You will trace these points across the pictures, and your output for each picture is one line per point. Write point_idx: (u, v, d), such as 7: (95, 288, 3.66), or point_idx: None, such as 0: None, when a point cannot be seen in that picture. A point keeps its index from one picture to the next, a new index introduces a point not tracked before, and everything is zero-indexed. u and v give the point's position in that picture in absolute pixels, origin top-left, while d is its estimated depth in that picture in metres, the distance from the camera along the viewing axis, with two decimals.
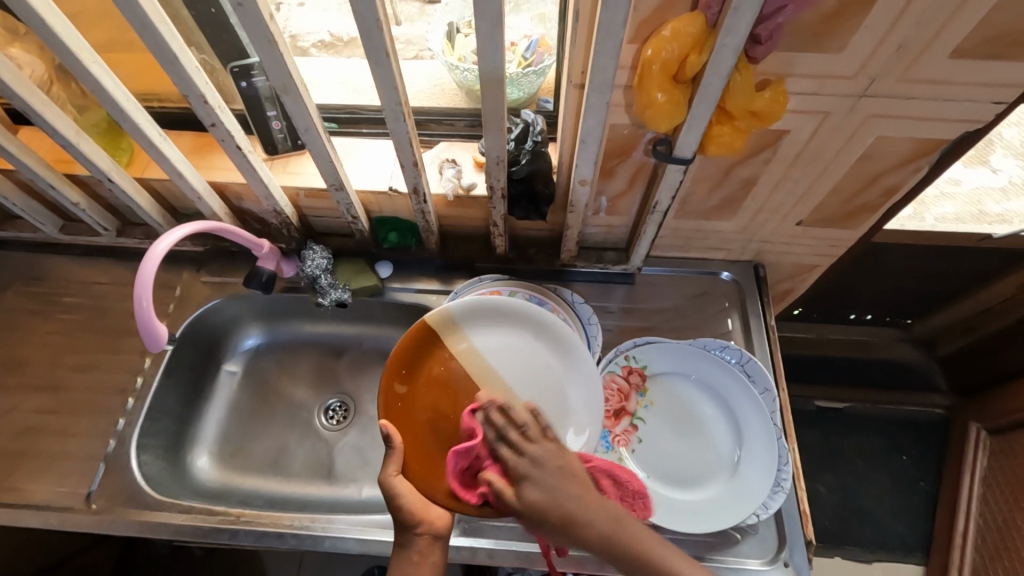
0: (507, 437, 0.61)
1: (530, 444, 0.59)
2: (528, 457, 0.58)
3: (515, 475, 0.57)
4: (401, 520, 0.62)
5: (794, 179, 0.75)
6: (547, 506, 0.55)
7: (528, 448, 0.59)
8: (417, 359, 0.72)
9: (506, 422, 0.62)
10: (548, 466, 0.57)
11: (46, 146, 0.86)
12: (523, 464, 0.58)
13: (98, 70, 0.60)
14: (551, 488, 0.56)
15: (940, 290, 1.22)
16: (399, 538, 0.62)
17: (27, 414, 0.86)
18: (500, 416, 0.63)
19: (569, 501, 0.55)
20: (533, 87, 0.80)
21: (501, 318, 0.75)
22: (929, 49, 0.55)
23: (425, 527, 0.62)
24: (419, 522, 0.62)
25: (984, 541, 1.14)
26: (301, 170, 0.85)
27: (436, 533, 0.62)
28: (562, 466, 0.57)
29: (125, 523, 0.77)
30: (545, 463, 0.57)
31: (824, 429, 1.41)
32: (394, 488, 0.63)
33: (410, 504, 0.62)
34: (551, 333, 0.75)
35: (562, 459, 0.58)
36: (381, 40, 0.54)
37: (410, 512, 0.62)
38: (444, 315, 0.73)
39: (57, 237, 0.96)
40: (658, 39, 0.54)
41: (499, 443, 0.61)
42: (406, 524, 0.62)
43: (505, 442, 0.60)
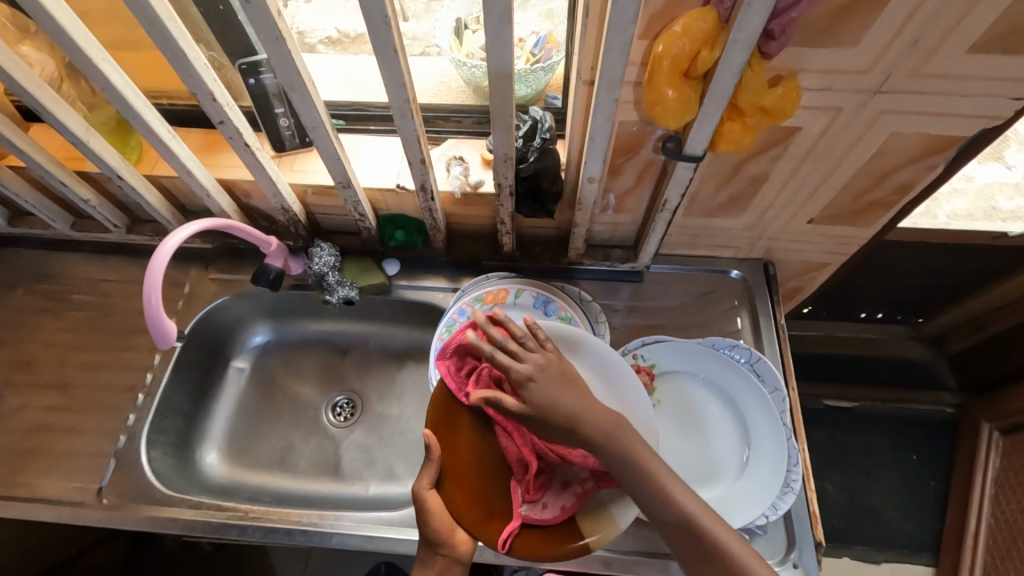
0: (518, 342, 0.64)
1: (533, 352, 0.64)
2: (529, 364, 0.63)
3: (517, 381, 0.62)
4: (428, 537, 0.66)
5: (805, 177, 0.74)
6: (549, 409, 0.61)
7: (528, 356, 0.63)
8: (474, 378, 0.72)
9: (524, 334, 0.65)
10: (549, 372, 0.62)
11: (56, 144, 0.86)
12: (528, 372, 0.62)
13: (107, 67, 0.60)
14: (550, 388, 0.62)
15: (952, 288, 1.20)
16: (424, 551, 0.67)
17: (40, 410, 0.87)
18: (501, 329, 0.66)
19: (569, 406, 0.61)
20: (541, 83, 0.80)
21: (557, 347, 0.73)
22: (946, 44, 0.54)
23: (449, 550, 0.65)
24: (444, 543, 0.66)
25: (995, 542, 1.13)
26: (307, 168, 0.85)
27: (457, 556, 0.66)
28: (563, 372, 0.63)
29: (135, 518, 0.78)
30: (547, 369, 0.63)
31: (832, 428, 1.40)
32: (425, 503, 0.66)
33: (436, 525, 0.66)
34: (595, 358, 0.73)
35: (561, 369, 0.63)
36: (389, 37, 0.53)
37: (437, 533, 0.66)
38: None
39: (67, 234, 0.97)
40: (669, 35, 0.53)
41: (496, 353, 0.64)
42: (432, 541, 0.66)
43: (506, 350, 0.64)
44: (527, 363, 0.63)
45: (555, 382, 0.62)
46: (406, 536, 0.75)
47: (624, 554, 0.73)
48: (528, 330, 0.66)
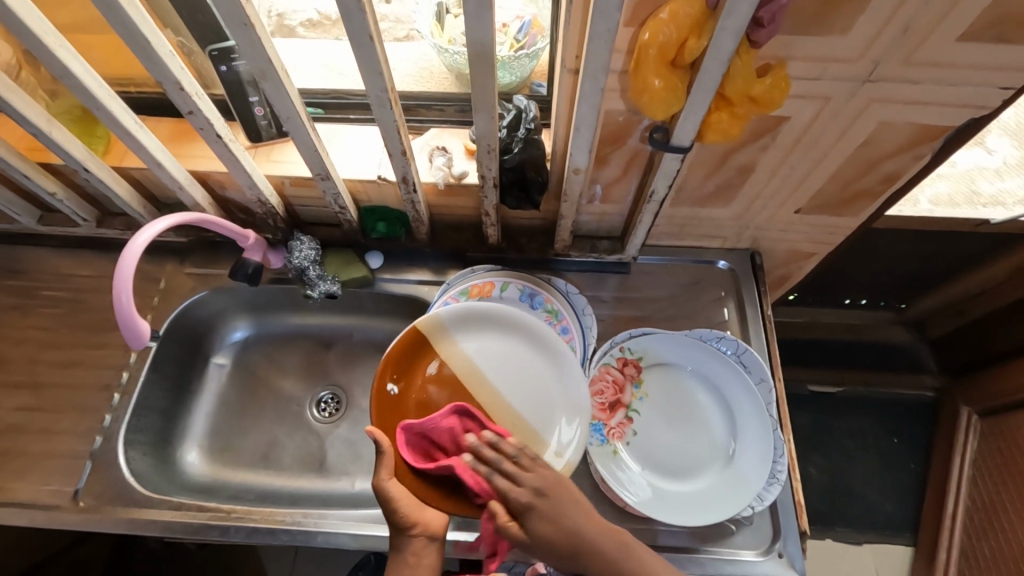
0: (504, 460, 0.64)
1: (532, 472, 0.63)
2: (526, 488, 0.62)
3: (520, 507, 0.61)
4: (397, 522, 0.64)
5: (794, 166, 0.73)
6: (554, 536, 0.60)
7: (526, 478, 0.62)
8: (408, 362, 0.75)
9: (517, 450, 0.64)
10: (549, 498, 0.61)
11: (16, 135, 0.82)
12: (526, 494, 0.61)
13: (65, 55, 0.57)
14: (554, 517, 0.60)
15: (935, 274, 1.21)
16: (395, 538, 0.66)
17: (10, 411, 0.84)
18: (491, 448, 0.65)
19: (577, 527, 0.61)
20: (526, 70, 0.77)
21: (483, 326, 0.76)
22: (937, 31, 0.53)
23: (421, 529, 0.65)
24: (414, 524, 0.65)
25: (973, 522, 1.16)
26: (284, 158, 0.83)
27: (430, 533, 0.66)
28: (564, 493, 0.62)
29: (113, 521, 0.76)
30: (548, 492, 0.62)
31: (817, 413, 1.42)
32: (389, 493, 0.63)
33: (406, 507, 0.64)
34: (523, 331, 0.75)
35: (561, 485, 0.63)
36: (364, 23, 0.51)
37: (407, 515, 0.64)
38: (433, 320, 0.75)
39: (35, 228, 0.93)
40: (656, 22, 0.52)
41: (493, 476, 0.63)
42: (401, 526, 0.65)
43: (501, 473, 0.63)
44: (525, 486, 0.62)
45: (562, 510, 0.61)
46: None
47: None
48: (519, 448, 0.65)
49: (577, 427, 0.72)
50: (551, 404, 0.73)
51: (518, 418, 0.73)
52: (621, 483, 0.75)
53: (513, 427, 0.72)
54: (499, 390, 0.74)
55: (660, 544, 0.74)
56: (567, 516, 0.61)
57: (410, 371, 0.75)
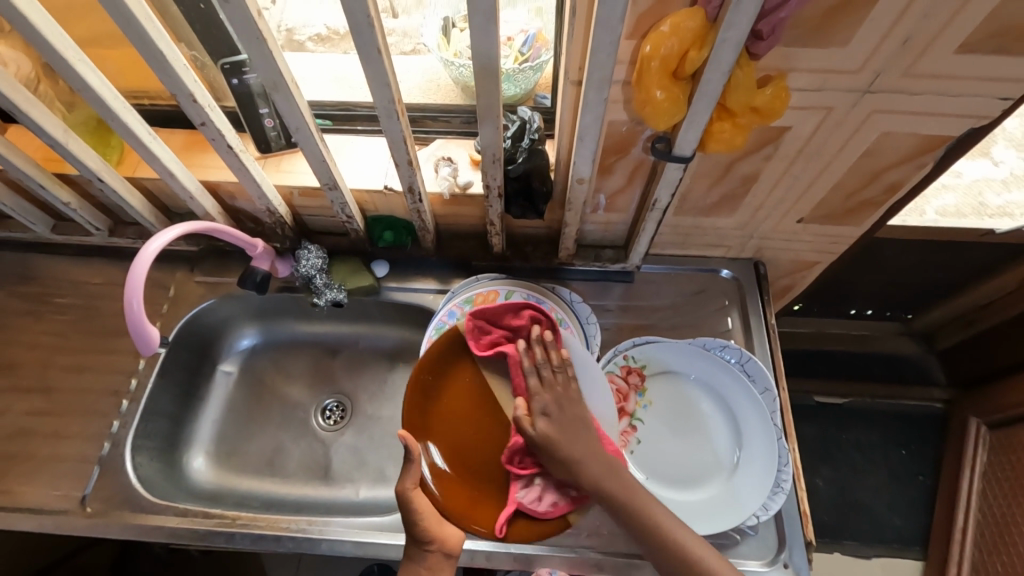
0: (541, 370, 0.72)
1: (557, 384, 0.71)
2: (548, 396, 0.70)
3: (535, 410, 0.70)
4: (415, 535, 0.66)
5: (796, 175, 0.73)
6: (556, 441, 0.68)
7: (549, 390, 0.71)
8: (443, 369, 0.78)
9: (562, 364, 0.72)
10: (565, 410, 0.70)
11: (34, 145, 0.84)
12: (545, 402, 0.70)
13: (83, 68, 0.58)
14: (563, 429, 0.69)
15: (940, 284, 1.21)
16: (411, 549, 0.67)
17: (20, 415, 0.85)
18: (541, 351, 0.73)
19: (579, 452, 0.67)
20: (531, 83, 0.79)
21: (527, 343, 0.77)
22: (936, 43, 0.53)
23: (437, 545, 0.67)
24: (433, 539, 0.67)
25: (984, 536, 1.14)
26: (294, 169, 0.84)
27: (446, 550, 0.67)
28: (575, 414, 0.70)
29: (120, 526, 0.77)
30: (561, 408, 0.70)
31: (823, 424, 1.41)
32: (411, 504, 0.66)
33: (425, 522, 0.67)
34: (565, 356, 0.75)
35: (578, 411, 0.70)
36: (373, 36, 0.52)
37: (425, 530, 0.66)
38: (473, 327, 0.77)
39: (48, 236, 0.95)
40: (657, 34, 0.53)
41: (531, 375, 0.72)
42: (419, 539, 0.67)
43: (537, 375, 0.72)
44: (549, 393, 0.71)
45: (568, 425, 0.69)
46: (396, 541, 0.74)
47: (616, 555, 0.73)
48: (563, 362, 0.73)
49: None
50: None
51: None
52: None
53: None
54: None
55: None
56: (573, 434, 0.68)
57: (444, 381, 0.78)
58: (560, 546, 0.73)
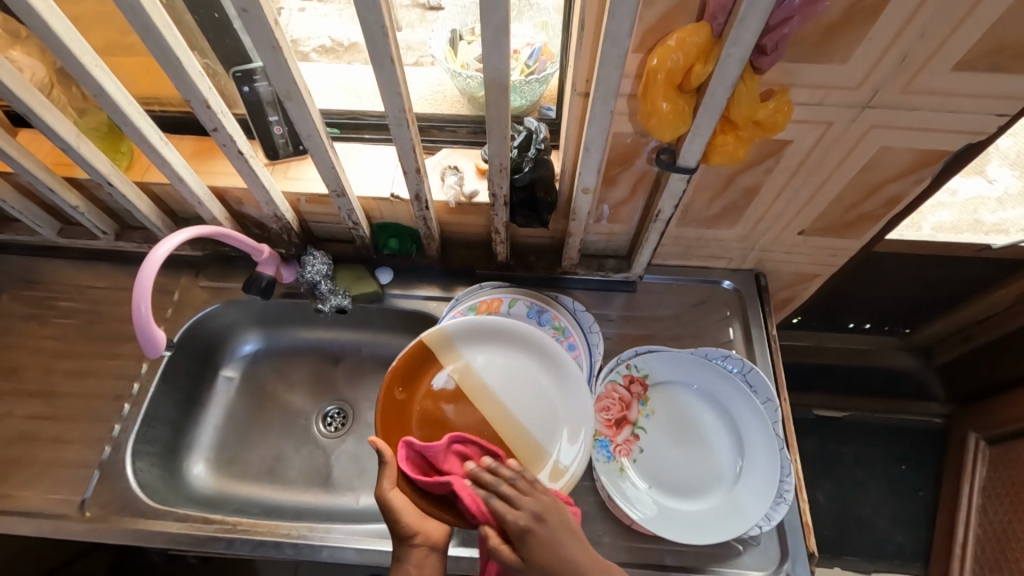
0: (500, 487, 0.58)
1: (529, 497, 0.57)
2: (523, 515, 0.56)
3: (516, 533, 0.55)
4: (398, 531, 0.61)
5: (796, 189, 0.75)
6: (552, 565, 0.53)
7: (525, 502, 0.57)
8: (414, 377, 0.75)
9: (516, 472, 0.59)
10: (549, 524, 0.55)
11: (44, 149, 0.85)
12: (521, 517, 0.55)
13: (99, 74, 0.60)
14: (548, 543, 0.54)
15: (938, 300, 1.22)
16: (396, 549, 0.62)
17: (21, 419, 0.85)
18: (491, 472, 0.60)
19: (579, 564, 0.54)
20: (536, 95, 0.80)
21: (490, 341, 0.78)
22: (933, 61, 0.55)
23: (422, 540, 0.61)
24: (417, 533, 0.61)
25: (984, 552, 1.13)
26: (301, 176, 0.85)
27: (433, 544, 0.61)
28: (562, 519, 0.57)
29: (119, 531, 0.76)
30: (543, 519, 0.56)
31: (823, 438, 1.41)
32: (392, 502, 0.61)
33: (408, 518, 0.61)
34: (524, 345, 0.77)
35: (560, 513, 0.57)
36: (386, 47, 0.54)
37: (409, 524, 0.60)
38: (439, 335, 0.76)
39: (54, 240, 0.95)
40: (664, 48, 0.54)
41: (492, 499, 0.58)
42: (402, 536, 0.61)
43: (499, 495, 0.58)
44: (522, 508, 0.56)
45: (553, 537, 0.55)
46: None
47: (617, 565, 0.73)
48: (516, 473, 0.60)
49: (581, 441, 0.72)
50: (556, 414, 0.74)
51: (521, 431, 0.73)
52: (628, 501, 0.75)
53: (517, 440, 0.73)
54: (502, 402, 0.75)
55: (666, 565, 0.73)
56: (560, 541, 0.55)
57: (413, 386, 0.75)
58: None
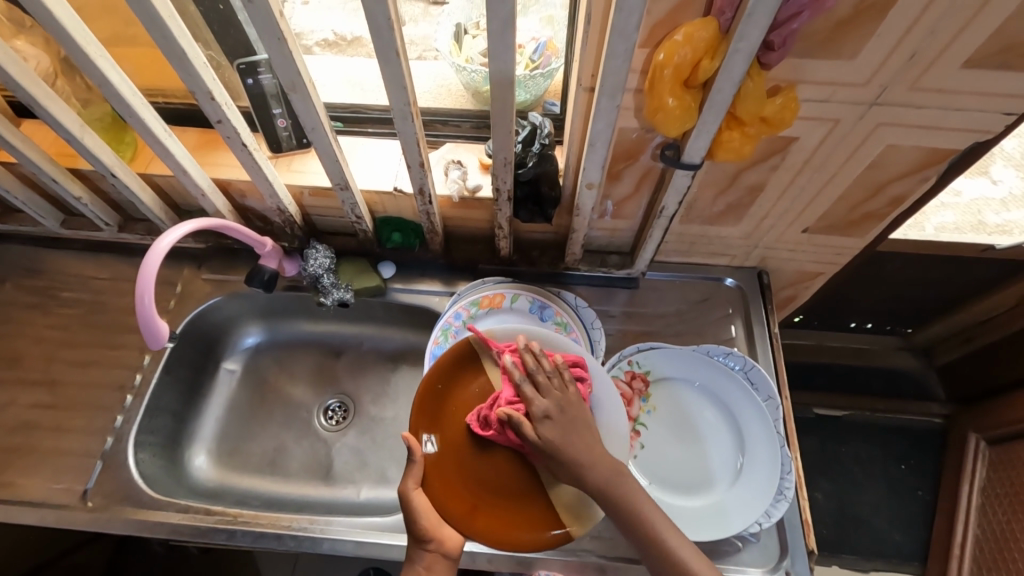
0: (533, 377, 0.66)
1: (556, 389, 0.66)
2: (549, 401, 0.65)
3: (539, 414, 0.64)
4: (416, 534, 0.65)
5: (801, 187, 0.74)
6: (559, 447, 0.63)
7: (551, 394, 0.65)
8: (455, 377, 0.73)
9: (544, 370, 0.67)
10: (567, 415, 0.64)
11: (49, 140, 0.85)
12: (546, 407, 0.64)
13: (104, 64, 0.59)
14: (568, 431, 0.64)
15: (941, 300, 1.22)
16: (410, 550, 0.66)
17: (23, 409, 0.85)
18: (534, 358, 0.68)
19: (578, 452, 0.63)
20: (540, 90, 0.80)
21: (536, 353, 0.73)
22: (942, 58, 0.55)
23: (436, 545, 0.65)
24: (432, 538, 0.65)
25: (982, 552, 1.13)
26: (305, 169, 0.85)
27: (445, 551, 0.66)
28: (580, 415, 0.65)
29: (121, 521, 0.76)
30: (564, 410, 0.65)
31: (823, 437, 1.40)
32: (414, 502, 0.66)
33: (426, 523, 0.65)
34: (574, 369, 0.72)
35: (576, 413, 0.65)
36: (392, 39, 0.53)
37: (426, 529, 0.65)
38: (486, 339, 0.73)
39: (57, 231, 0.95)
40: (671, 43, 0.54)
41: (524, 383, 0.66)
42: (419, 538, 0.66)
43: (530, 382, 0.66)
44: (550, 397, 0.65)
45: (572, 423, 0.64)
46: (396, 541, 0.74)
47: (617, 560, 0.73)
48: (556, 368, 0.68)
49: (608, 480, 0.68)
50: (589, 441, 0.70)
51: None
52: None
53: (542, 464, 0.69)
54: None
55: None
56: (582, 426, 0.65)
57: (455, 385, 0.72)
58: (560, 550, 0.74)
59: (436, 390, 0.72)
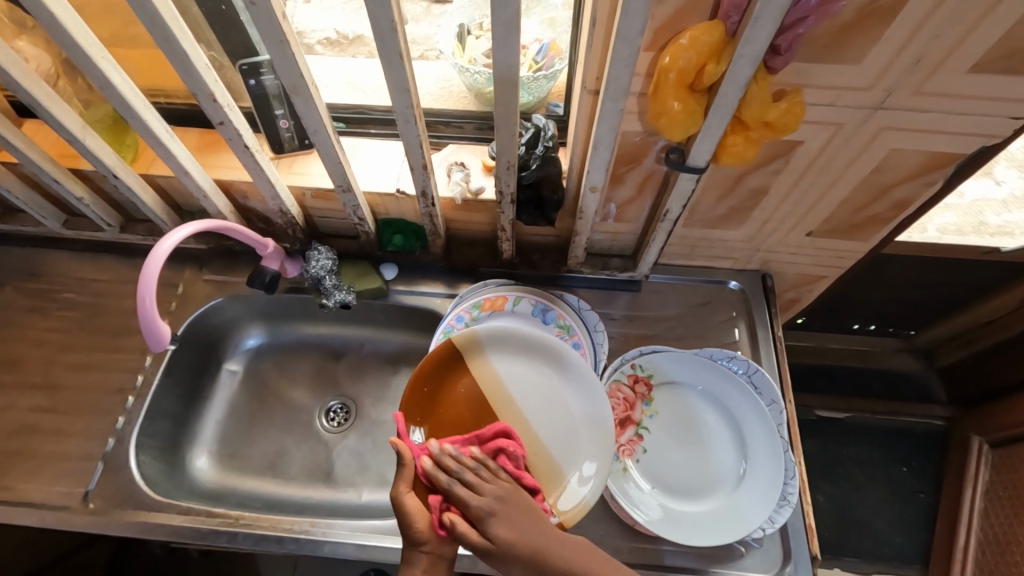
0: (464, 474, 0.60)
1: (489, 483, 0.60)
2: (487, 496, 0.59)
3: (480, 513, 0.57)
4: (411, 536, 0.58)
5: (805, 190, 0.74)
6: (515, 541, 0.56)
7: (487, 487, 0.59)
8: (444, 376, 0.75)
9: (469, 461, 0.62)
10: (510, 504, 0.59)
11: (50, 140, 0.85)
12: (489, 501, 0.58)
13: (106, 66, 0.59)
14: (517, 523, 0.57)
15: (944, 302, 1.21)
16: (405, 553, 0.59)
17: (24, 411, 0.85)
18: (454, 458, 0.62)
19: (536, 538, 0.57)
20: (543, 91, 0.79)
21: (519, 351, 0.75)
22: (948, 62, 0.54)
23: (434, 547, 0.58)
24: (428, 540, 0.58)
25: (985, 556, 1.13)
26: (307, 171, 0.85)
27: (443, 553, 0.58)
28: (521, 504, 0.59)
29: (122, 524, 0.76)
30: (508, 500, 0.59)
31: (825, 440, 1.40)
32: (408, 506, 0.59)
33: (419, 524, 0.58)
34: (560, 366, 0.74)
35: (521, 498, 0.60)
36: (395, 42, 0.53)
37: (422, 531, 0.58)
38: (470, 338, 0.75)
39: (59, 232, 0.95)
40: (676, 47, 0.53)
41: (454, 485, 0.60)
42: (414, 540, 0.58)
43: (461, 482, 0.60)
44: (487, 492, 0.59)
45: (519, 513, 0.58)
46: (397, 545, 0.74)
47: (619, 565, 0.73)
48: (479, 462, 0.63)
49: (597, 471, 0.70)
50: (574, 436, 0.72)
51: (541, 449, 0.71)
52: (631, 502, 0.74)
53: (535, 458, 0.71)
54: (526, 420, 0.72)
55: (666, 565, 0.73)
56: (531, 512, 0.59)
57: (443, 385, 0.74)
58: None
59: (425, 391, 0.74)
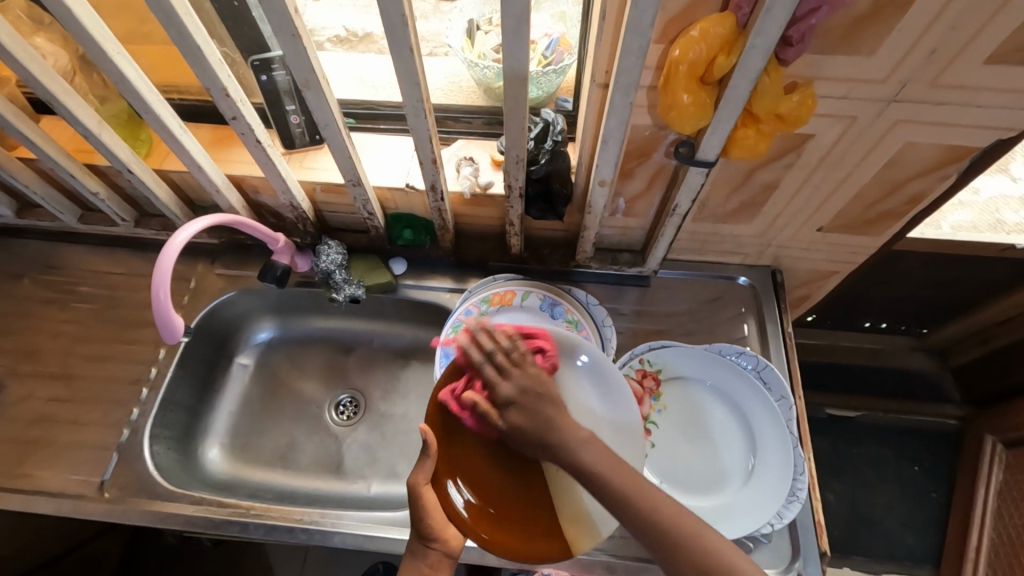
0: (490, 360, 0.61)
1: (518, 370, 0.60)
2: (511, 385, 0.59)
3: (503, 401, 0.59)
4: (422, 531, 0.65)
5: (817, 185, 0.73)
6: (533, 432, 0.57)
7: (514, 375, 0.60)
8: None
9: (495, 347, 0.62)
10: (530, 396, 0.58)
11: (66, 136, 0.86)
12: (510, 390, 0.59)
13: (122, 61, 0.60)
14: (533, 412, 0.58)
15: (958, 300, 1.20)
16: (414, 546, 0.66)
17: (41, 401, 0.87)
18: (488, 337, 0.63)
19: (556, 432, 0.56)
20: (553, 86, 0.79)
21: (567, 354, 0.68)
22: (964, 54, 0.54)
23: (440, 545, 0.66)
24: (437, 538, 0.65)
25: (997, 556, 1.11)
26: (317, 166, 0.85)
27: (448, 551, 0.66)
28: (545, 393, 0.59)
29: (137, 512, 0.78)
30: (528, 390, 0.59)
31: (835, 438, 1.39)
32: (423, 498, 0.64)
33: (431, 521, 0.64)
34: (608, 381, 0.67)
35: (545, 388, 0.59)
36: (406, 36, 0.53)
37: (432, 526, 0.65)
38: (525, 331, 0.67)
39: (74, 226, 0.96)
40: (686, 39, 0.53)
41: (482, 367, 0.61)
42: (424, 536, 0.65)
43: (490, 364, 0.61)
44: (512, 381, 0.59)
45: (537, 404, 0.58)
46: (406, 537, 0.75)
47: (626, 559, 0.73)
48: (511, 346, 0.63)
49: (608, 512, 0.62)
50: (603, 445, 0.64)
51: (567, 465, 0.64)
52: None
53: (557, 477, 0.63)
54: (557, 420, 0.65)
55: None
56: (550, 403, 0.58)
57: None
58: None
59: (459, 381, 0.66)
